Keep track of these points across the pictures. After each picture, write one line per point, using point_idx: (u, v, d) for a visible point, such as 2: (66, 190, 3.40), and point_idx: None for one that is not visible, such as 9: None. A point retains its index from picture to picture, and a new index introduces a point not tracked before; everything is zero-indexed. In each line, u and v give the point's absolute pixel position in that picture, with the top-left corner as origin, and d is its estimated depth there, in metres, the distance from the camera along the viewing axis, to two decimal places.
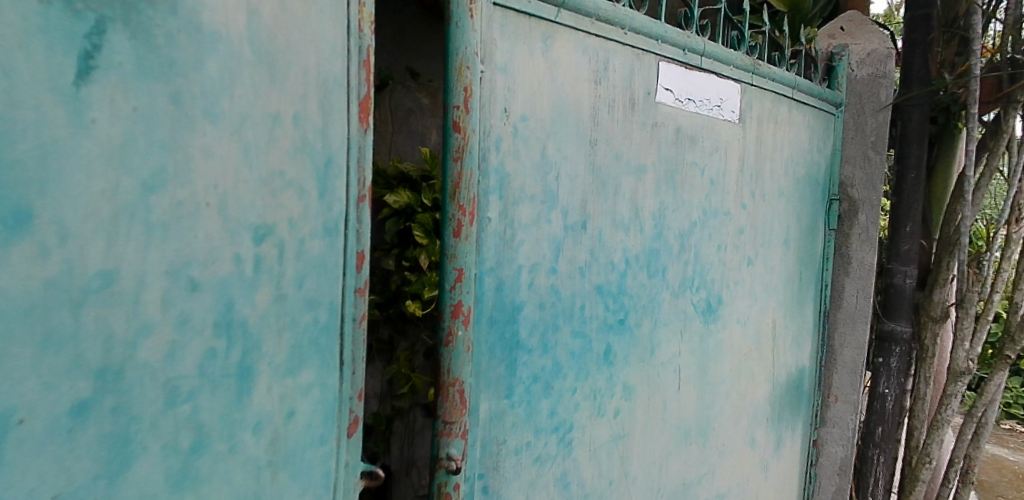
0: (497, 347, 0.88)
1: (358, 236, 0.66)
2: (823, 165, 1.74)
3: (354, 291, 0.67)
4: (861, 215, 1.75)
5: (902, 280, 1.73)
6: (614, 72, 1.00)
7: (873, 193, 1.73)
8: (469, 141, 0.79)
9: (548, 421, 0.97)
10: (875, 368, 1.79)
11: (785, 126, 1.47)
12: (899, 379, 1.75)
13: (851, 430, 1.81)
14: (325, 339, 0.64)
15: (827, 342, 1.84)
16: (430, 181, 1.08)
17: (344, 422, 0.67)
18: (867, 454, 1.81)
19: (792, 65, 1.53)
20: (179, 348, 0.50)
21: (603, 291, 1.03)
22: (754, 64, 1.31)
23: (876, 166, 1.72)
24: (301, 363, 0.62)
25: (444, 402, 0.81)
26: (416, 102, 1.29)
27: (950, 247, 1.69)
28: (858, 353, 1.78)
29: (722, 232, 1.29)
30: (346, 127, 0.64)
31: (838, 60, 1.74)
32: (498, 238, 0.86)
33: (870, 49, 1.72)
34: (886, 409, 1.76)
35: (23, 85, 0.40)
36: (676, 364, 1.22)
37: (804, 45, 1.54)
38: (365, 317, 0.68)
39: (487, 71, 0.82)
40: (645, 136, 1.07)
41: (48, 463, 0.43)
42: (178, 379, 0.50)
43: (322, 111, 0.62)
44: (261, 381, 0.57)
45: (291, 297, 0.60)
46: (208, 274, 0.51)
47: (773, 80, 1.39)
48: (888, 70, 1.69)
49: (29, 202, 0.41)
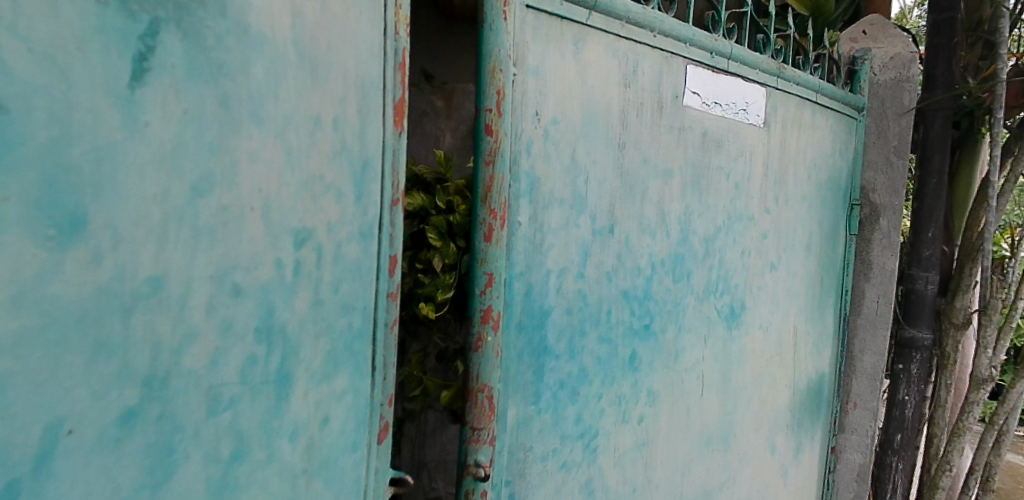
0: (526, 352, 0.87)
1: (390, 241, 0.66)
2: (845, 169, 1.72)
3: (386, 296, 0.66)
4: (883, 221, 1.73)
5: (924, 285, 1.70)
6: (642, 75, 0.99)
7: (895, 198, 1.71)
8: (501, 144, 0.79)
9: (574, 428, 0.96)
10: (895, 375, 1.77)
11: (809, 130, 1.46)
12: (920, 387, 1.73)
13: (870, 437, 1.79)
14: (359, 344, 0.64)
15: (846, 348, 1.81)
16: (444, 183, 1.03)
17: (375, 428, 0.67)
18: (886, 461, 1.79)
19: (816, 68, 1.51)
20: (222, 355, 0.49)
21: (629, 296, 1.02)
22: (779, 68, 1.30)
23: (898, 171, 1.70)
24: (336, 368, 0.61)
25: (473, 407, 0.80)
26: (431, 104, 1.23)
27: (973, 253, 1.66)
28: (878, 359, 1.76)
29: (746, 236, 1.27)
30: (381, 130, 0.64)
31: (861, 63, 1.72)
32: (527, 242, 0.85)
33: (893, 53, 1.70)
34: (906, 416, 1.74)
35: (81, 87, 0.39)
36: (700, 370, 1.20)
37: (827, 49, 1.52)
38: (397, 322, 0.68)
39: (519, 74, 0.81)
40: (672, 140, 1.06)
41: (96, 473, 0.42)
42: (221, 386, 0.49)
43: (360, 114, 0.61)
44: (299, 388, 0.57)
45: (329, 302, 0.59)
46: (251, 279, 0.51)
47: (797, 84, 1.38)
48: (913, 73, 1.67)
49: (85, 207, 0.40)
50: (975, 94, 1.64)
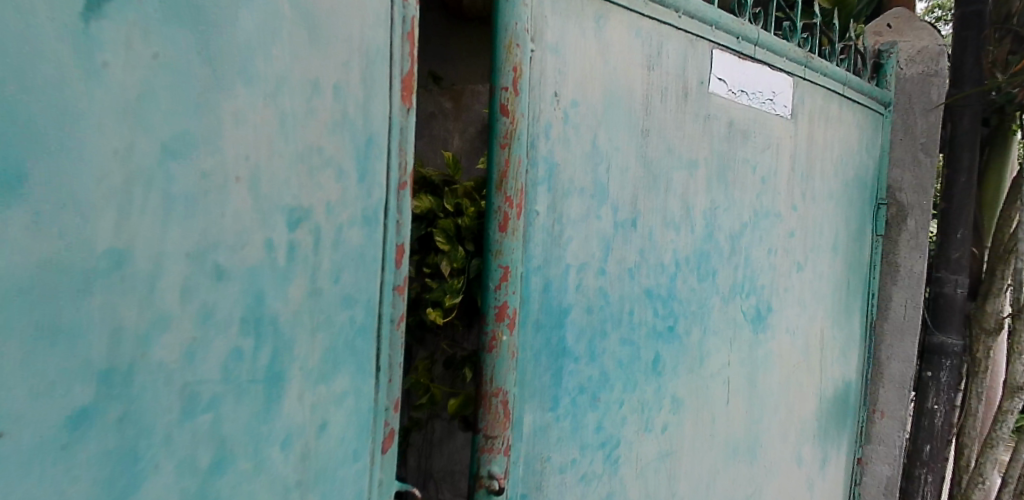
0: (543, 354, 0.80)
1: (397, 228, 0.59)
2: (872, 167, 1.65)
3: (393, 289, 0.59)
4: (910, 221, 1.66)
5: (953, 289, 1.62)
6: (667, 57, 0.93)
7: (923, 197, 1.63)
8: (518, 126, 0.72)
9: (594, 437, 0.89)
10: (923, 382, 1.69)
11: (835, 124, 1.39)
12: (950, 395, 1.64)
13: (898, 448, 1.70)
14: (361, 342, 0.57)
15: (873, 355, 1.73)
16: (451, 186, 1.02)
17: (379, 436, 0.60)
18: (914, 473, 1.70)
19: (842, 60, 1.45)
20: (201, 348, 0.43)
21: (652, 295, 0.95)
22: (806, 57, 1.24)
23: (926, 169, 1.63)
24: (336, 368, 0.55)
25: (485, 413, 0.74)
26: (439, 106, 1.14)
27: (1005, 254, 1.58)
28: (907, 366, 1.67)
29: (773, 234, 1.20)
30: (388, 105, 0.57)
31: (887, 58, 1.65)
32: (545, 234, 0.78)
33: (921, 47, 1.63)
34: (935, 426, 1.66)
35: (23, 15, 0.34)
36: (726, 376, 1.13)
37: (853, 40, 1.46)
38: (404, 319, 0.61)
39: (538, 50, 0.75)
40: (698, 129, 1.00)
41: (42, 486, 0.36)
42: (199, 384, 0.43)
43: (365, 84, 0.55)
44: (297, 387, 0.50)
45: (329, 293, 0.53)
46: (236, 261, 0.45)
47: (824, 75, 1.32)
48: (941, 68, 1.60)
49: (22, 156, 0.34)
50: (1006, 89, 1.57)
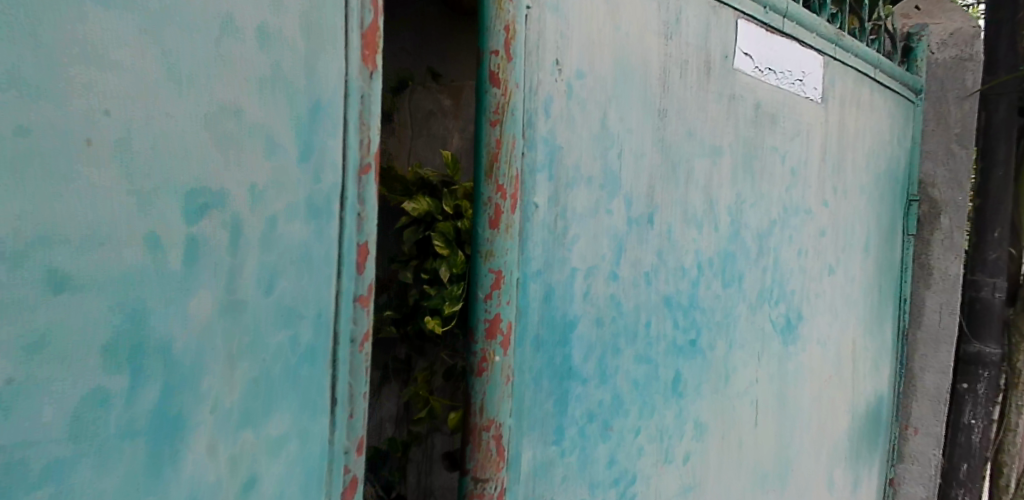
0: (545, 376, 0.66)
1: (358, 224, 0.48)
2: (902, 161, 1.51)
3: (352, 300, 0.48)
4: (944, 219, 1.52)
5: (991, 293, 1.46)
6: (686, 25, 0.80)
7: (958, 193, 1.50)
8: (512, 98, 0.59)
9: (606, 473, 0.75)
10: (959, 395, 1.53)
11: (867, 111, 1.26)
12: (988, 409, 1.49)
13: (932, 468, 1.55)
14: (307, 370, 0.46)
15: (905, 365, 1.59)
16: (451, 186, 0.87)
17: (337, 488, 0.48)
18: (949, 494, 1.55)
19: (872, 42, 1.32)
20: (40, 386, 0.31)
21: (672, 303, 0.82)
22: (838, 34, 1.11)
23: (960, 163, 1.49)
24: (273, 403, 0.42)
25: (475, 451, 0.60)
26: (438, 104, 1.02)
27: None
28: (942, 378, 1.53)
29: (804, 233, 1.07)
30: (344, 64, 0.46)
31: (918, 41, 1.52)
32: (546, 232, 0.65)
33: (953, 29, 1.50)
34: (973, 443, 1.51)
35: None
36: (754, 394, 0.99)
37: (884, 19, 1.33)
38: (370, 338, 0.50)
39: (535, 7, 0.62)
40: (721, 110, 0.87)
41: None
42: (36, 439, 0.31)
43: (307, 35, 0.43)
44: (207, 435, 0.38)
45: (259, 306, 0.40)
46: (94, 261, 0.32)
47: (855, 56, 1.19)
48: (976, 51, 1.47)
49: None
50: None
